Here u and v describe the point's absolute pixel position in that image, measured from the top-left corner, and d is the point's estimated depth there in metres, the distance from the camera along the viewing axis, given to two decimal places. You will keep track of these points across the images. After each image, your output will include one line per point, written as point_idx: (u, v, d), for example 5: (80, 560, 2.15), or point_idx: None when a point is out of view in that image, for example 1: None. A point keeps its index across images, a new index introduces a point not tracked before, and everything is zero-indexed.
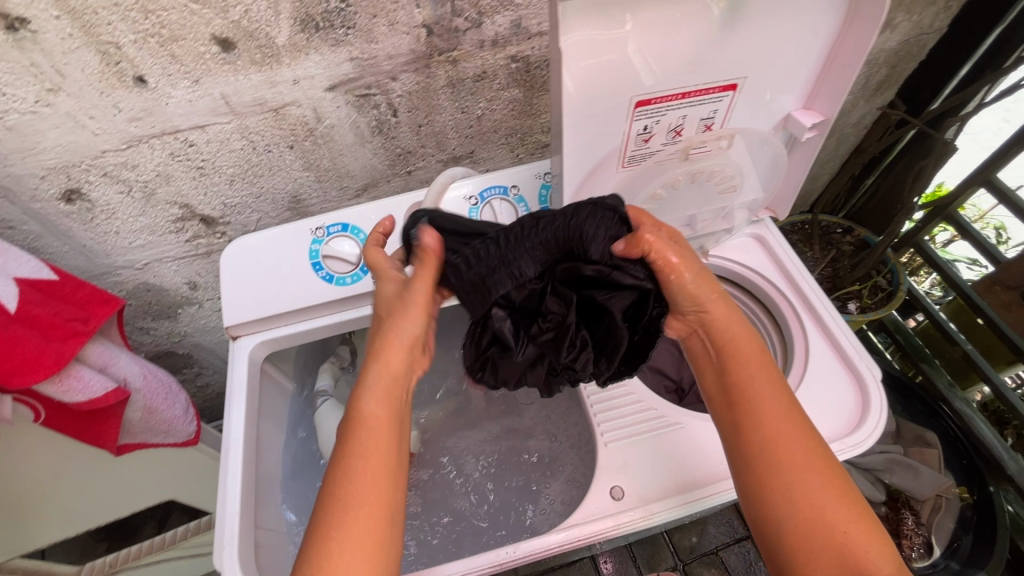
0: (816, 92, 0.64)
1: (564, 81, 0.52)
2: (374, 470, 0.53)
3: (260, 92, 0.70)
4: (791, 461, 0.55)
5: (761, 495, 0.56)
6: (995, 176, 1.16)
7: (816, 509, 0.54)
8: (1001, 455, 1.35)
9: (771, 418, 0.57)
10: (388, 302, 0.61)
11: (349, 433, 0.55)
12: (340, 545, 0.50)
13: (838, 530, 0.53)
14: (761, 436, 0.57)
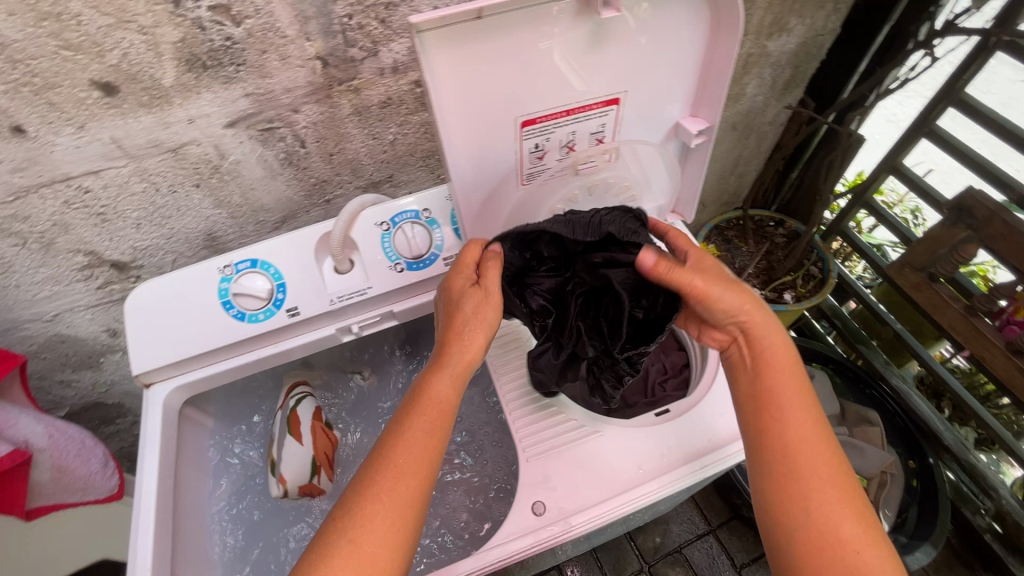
0: (699, 101, 0.67)
1: (439, 109, 0.53)
2: (423, 442, 0.56)
3: (154, 133, 0.69)
4: (814, 470, 0.56)
5: (782, 503, 0.56)
6: (901, 164, 1.21)
7: (831, 521, 0.54)
8: (938, 427, 1.43)
9: (797, 425, 0.59)
10: (466, 293, 0.64)
11: (413, 405, 0.58)
12: (381, 507, 0.51)
13: (849, 547, 0.53)
14: (786, 442, 0.58)
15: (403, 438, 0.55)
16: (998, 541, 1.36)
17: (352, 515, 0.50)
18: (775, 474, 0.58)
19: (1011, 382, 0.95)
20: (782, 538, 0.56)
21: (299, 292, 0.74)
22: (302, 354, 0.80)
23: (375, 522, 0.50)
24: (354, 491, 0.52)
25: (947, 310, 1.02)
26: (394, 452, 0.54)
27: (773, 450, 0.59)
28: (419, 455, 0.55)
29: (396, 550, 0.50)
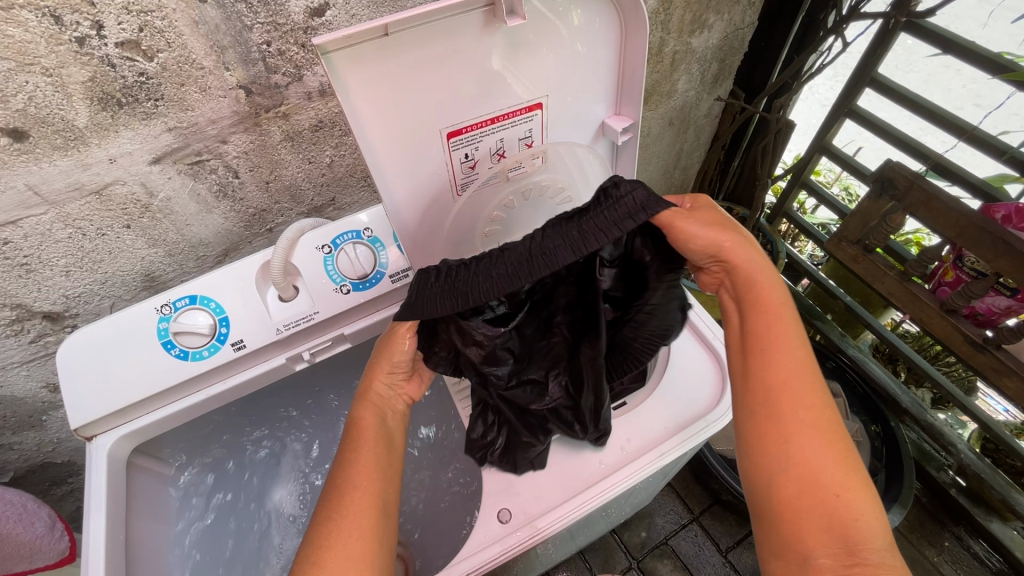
0: (620, 99, 0.69)
1: (360, 128, 0.54)
2: (368, 465, 0.54)
3: (73, 176, 0.67)
4: (799, 414, 0.53)
5: (760, 445, 0.54)
6: (830, 144, 1.27)
7: (810, 466, 0.51)
8: (896, 392, 1.49)
9: (784, 370, 0.55)
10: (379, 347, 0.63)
11: (347, 440, 0.57)
12: (343, 528, 0.50)
13: (834, 493, 0.50)
14: (769, 385, 0.54)
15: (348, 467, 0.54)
16: (963, 495, 1.41)
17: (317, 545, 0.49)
18: (756, 420, 0.54)
19: (948, 340, 1.00)
20: (759, 487, 0.53)
21: (242, 324, 0.72)
22: (253, 388, 0.78)
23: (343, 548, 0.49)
24: (316, 526, 0.50)
25: (884, 278, 1.07)
26: (346, 482, 0.53)
27: (757, 395, 0.55)
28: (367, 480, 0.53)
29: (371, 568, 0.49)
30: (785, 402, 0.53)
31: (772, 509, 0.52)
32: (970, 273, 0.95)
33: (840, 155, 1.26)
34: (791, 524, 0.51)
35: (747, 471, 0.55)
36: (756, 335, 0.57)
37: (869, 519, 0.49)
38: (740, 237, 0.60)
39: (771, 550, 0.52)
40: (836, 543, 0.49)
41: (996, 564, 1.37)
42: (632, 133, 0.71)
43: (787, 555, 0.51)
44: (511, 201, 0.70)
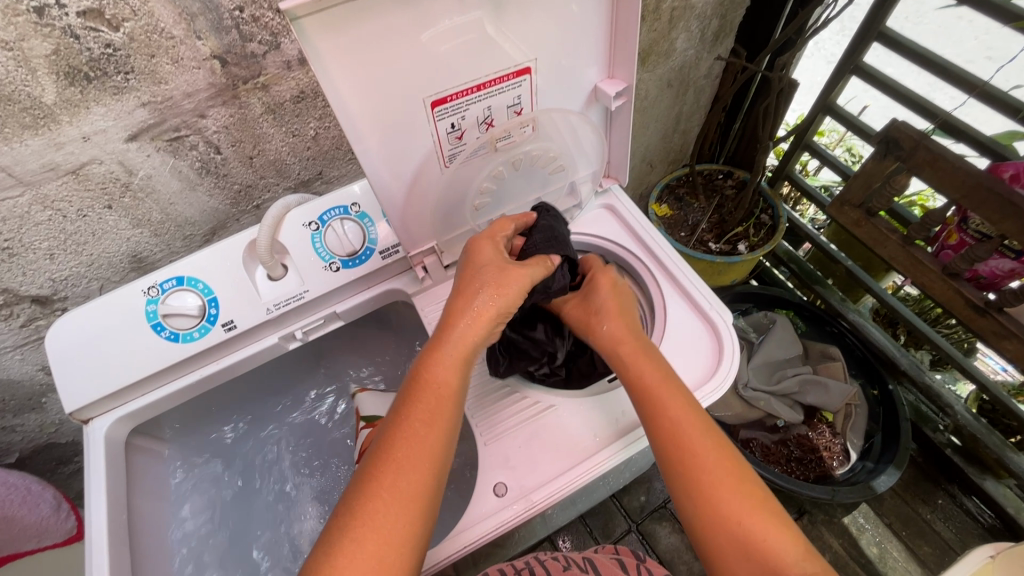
0: (614, 60, 0.65)
1: (338, 98, 0.52)
2: (422, 442, 0.53)
3: (47, 156, 0.64)
4: (709, 465, 0.55)
5: (687, 506, 0.55)
6: (835, 103, 1.23)
7: (731, 516, 0.52)
8: (894, 354, 1.49)
9: (682, 425, 0.58)
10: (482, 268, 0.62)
11: (414, 391, 0.56)
12: (389, 498, 0.49)
13: (762, 539, 0.51)
14: (671, 442, 0.57)
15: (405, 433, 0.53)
16: (958, 454, 1.43)
17: (355, 509, 0.49)
18: (670, 474, 0.57)
19: (950, 304, 0.99)
20: (698, 542, 0.54)
21: (232, 305, 0.71)
22: (246, 368, 0.77)
23: (380, 519, 0.49)
24: (357, 489, 0.50)
25: (886, 242, 1.05)
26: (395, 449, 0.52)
27: (665, 454, 0.57)
28: (419, 454, 0.52)
29: (398, 550, 0.48)
30: (688, 453, 0.56)
31: (706, 552, 0.53)
32: (974, 236, 0.93)
33: (844, 115, 1.22)
34: (721, 562, 0.52)
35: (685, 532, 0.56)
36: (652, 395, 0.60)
37: (795, 555, 0.50)
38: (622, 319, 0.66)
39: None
40: (759, 572, 0.50)
41: (989, 520, 1.40)
42: (627, 97, 0.68)
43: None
44: (500, 172, 0.67)
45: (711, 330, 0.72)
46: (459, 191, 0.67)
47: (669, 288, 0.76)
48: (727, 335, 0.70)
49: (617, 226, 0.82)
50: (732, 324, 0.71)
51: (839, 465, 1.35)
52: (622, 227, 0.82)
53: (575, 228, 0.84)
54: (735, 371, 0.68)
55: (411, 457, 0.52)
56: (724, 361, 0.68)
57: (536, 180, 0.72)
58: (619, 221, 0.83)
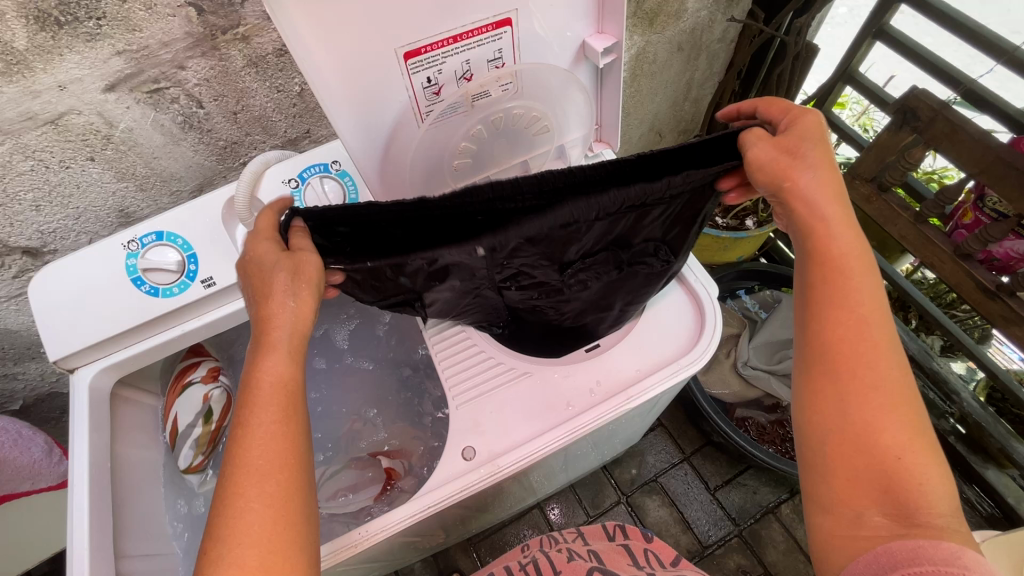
0: (604, 13, 0.62)
1: (300, 45, 0.49)
2: (278, 437, 0.48)
3: (23, 105, 0.64)
4: (877, 371, 0.52)
5: (817, 401, 0.54)
6: (856, 71, 1.16)
7: (874, 426, 0.51)
8: (903, 338, 1.45)
9: (861, 337, 0.53)
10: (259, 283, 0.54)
11: (247, 396, 0.50)
12: (258, 490, 0.46)
13: (897, 458, 0.50)
14: (847, 354, 0.53)
15: (254, 422, 0.48)
16: (961, 442, 1.40)
17: (224, 507, 0.46)
18: (823, 386, 0.54)
19: (959, 287, 0.94)
20: (812, 437, 0.54)
21: (211, 261, 0.71)
22: (229, 324, 0.78)
23: (252, 520, 0.45)
24: (221, 498, 0.46)
25: (897, 220, 0.99)
26: (252, 457, 0.47)
27: (823, 365, 0.55)
28: (277, 445, 0.48)
29: (292, 527, 0.46)
30: (859, 370, 0.53)
31: (824, 466, 0.53)
32: (990, 215, 0.88)
33: (865, 84, 1.15)
34: (841, 483, 0.51)
35: (800, 425, 0.56)
36: (844, 301, 0.55)
37: (935, 484, 0.49)
38: (820, 174, 0.57)
39: (819, 508, 0.53)
40: (882, 482, 0.49)
41: (987, 509, 1.38)
42: (617, 54, 0.64)
43: (839, 514, 0.51)
44: (480, 130, 0.65)
45: (694, 303, 0.70)
46: (437, 149, 0.65)
47: None
48: (710, 308, 0.68)
49: None
50: (717, 297, 0.68)
51: None
52: None
53: None
54: (716, 343, 0.66)
55: (269, 445, 0.48)
56: (705, 334, 0.66)
57: (520, 141, 0.69)
58: None
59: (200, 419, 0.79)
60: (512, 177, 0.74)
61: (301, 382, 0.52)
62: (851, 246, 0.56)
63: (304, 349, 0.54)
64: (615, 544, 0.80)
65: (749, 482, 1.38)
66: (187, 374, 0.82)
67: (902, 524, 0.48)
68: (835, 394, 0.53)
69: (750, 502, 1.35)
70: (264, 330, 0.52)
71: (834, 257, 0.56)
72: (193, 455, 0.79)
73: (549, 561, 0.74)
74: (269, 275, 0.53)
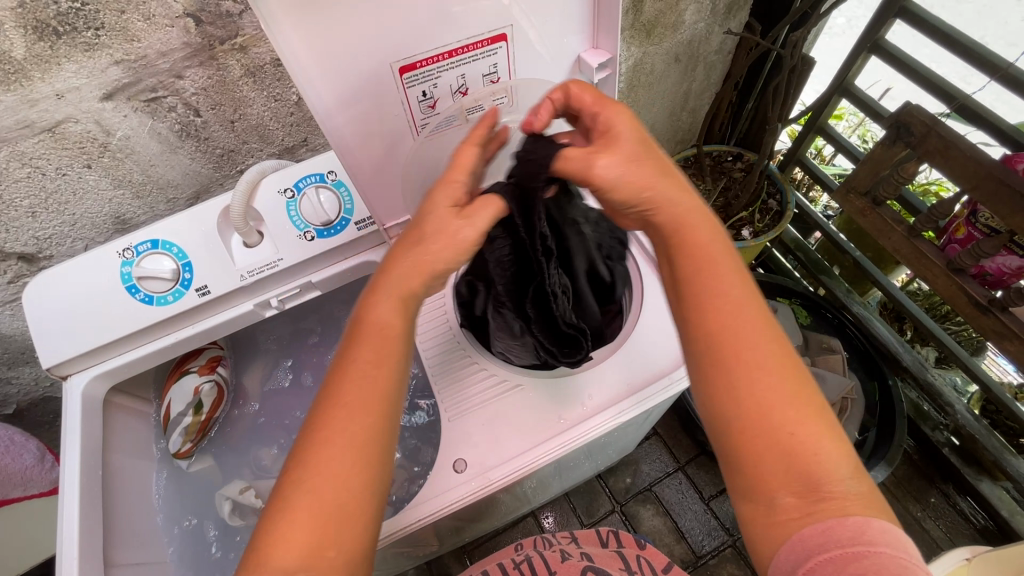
0: (598, 30, 0.62)
1: (296, 60, 0.49)
2: (358, 431, 0.48)
3: (20, 113, 0.64)
4: (761, 334, 0.49)
5: (712, 371, 0.49)
6: (852, 84, 1.16)
7: (765, 395, 0.47)
8: (898, 349, 1.46)
9: (733, 314, 0.50)
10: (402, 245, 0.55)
11: (335, 382, 0.49)
12: (323, 482, 0.45)
13: (792, 433, 0.46)
14: (734, 330, 0.49)
15: (351, 377, 0.49)
16: (956, 454, 1.40)
17: (306, 462, 0.46)
18: (717, 365, 0.49)
19: (952, 301, 0.95)
20: (715, 417, 0.49)
21: (206, 270, 0.71)
22: (224, 332, 0.78)
23: (313, 509, 0.45)
24: (289, 479, 0.46)
25: (891, 234, 1.00)
26: (327, 446, 0.46)
27: (711, 345, 0.50)
28: (357, 435, 0.47)
29: (352, 522, 0.46)
30: (736, 348, 0.49)
31: (731, 452, 0.48)
32: (983, 230, 0.89)
33: (860, 97, 1.15)
34: (753, 465, 0.47)
35: (702, 406, 0.51)
36: (701, 284, 0.51)
37: (839, 460, 0.45)
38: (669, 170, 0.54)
39: (740, 494, 0.48)
40: (786, 458, 0.45)
41: (981, 521, 1.38)
42: (611, 69, 0.65)
43: (753, 497, 0.47)
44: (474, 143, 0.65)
45: None
46: (432, 162, 0.65)
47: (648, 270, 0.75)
48: None
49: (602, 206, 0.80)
50: None
51: None
52: None
53: (559, 205, 0.82)
54: None
55: (355, 402, 0.48)
56: None
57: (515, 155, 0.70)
58: None
59: (189, 409, 0.80)
60: None
61: (396, 370, 0.51)
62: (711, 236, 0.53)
63: (405, 337, 0.52)
64: (610, 550, 0.78)
65: None
66: (188, 363, 0.83)
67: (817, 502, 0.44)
68: (729, 373, 0.48)
69: None
70: (366, 311, 0.52)
71: (693, 249, 0.53)
72: (182, 442, 0.80)
73: (544, 561, 0.75)
74: (428, 223, 0.54)
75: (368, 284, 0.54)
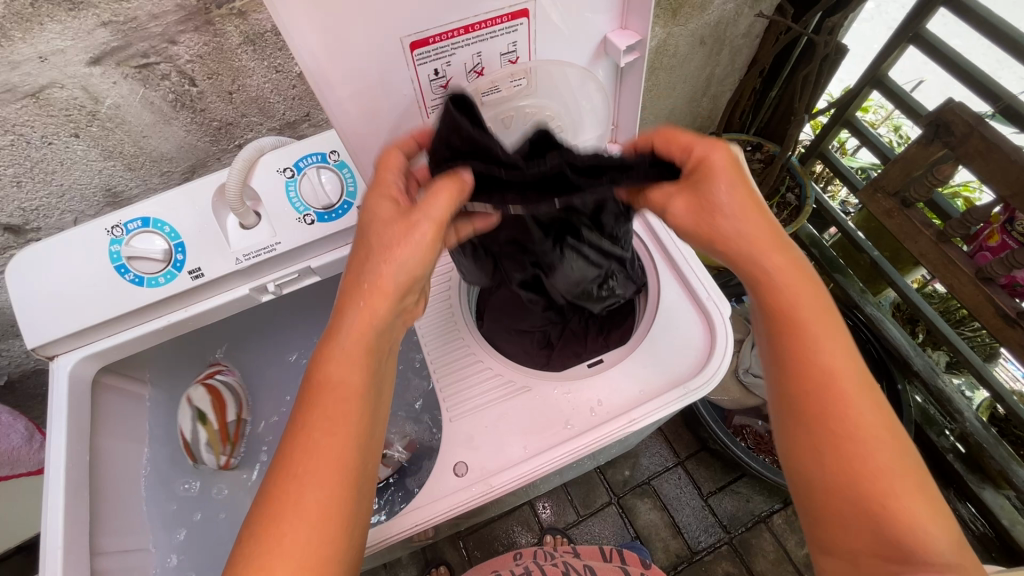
0: (629, 9, 0.57)
1: (295, 29, 0.45)
2: (325, 480, 0.45)
3: (2, 76, 0.60)
4: (855, 406, 0.49)
5: (802, 435, 0.50)
6: (885, 75, 1.10)
7: (857, 466, 0.47)
8: (909, 353, 1.42)
9: (833, 360, 0.51)
10: (378, 223, 0.52)
11: (298, 431, 0.47)
12: (292, 540, 0.43)
13: (883, 501, 0.46)
14: (833, 383, 0.50)
15: (308, 447, 0.46)
16: (960, 460, 1.38)
17: (259, 540, 0.43)
18: (810, 410, 0.50)
19: (977, 311, 0.91)
20: (799, 473, 0.51)
21: (199, 251, 0.67)
22: (218, 317, 0.74)
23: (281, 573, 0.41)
24: (253, 536, 0.43)
25: (917, 237, 0.95)
26: (290, 505, 0.43)
27: (812, 386, 0.50)
28: (326, 491, 0.44)
29: None
30: (839, 398, 0.49)
31: (817, 508, 0.49)
32: (1018, 240, 0.84)
33: (894, 90, 1.09)
34: (837, 523, 0.48)
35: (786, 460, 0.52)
36: (795, 334, 0.52)
37: (929, 524, 0.45)
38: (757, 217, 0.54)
39: (819, 547, 0.50)
40: (876, 522, 0.46)
41: (980, 528, 1.36)
42: (639, 53, 0.60)
43: (835, 553, 0.49)
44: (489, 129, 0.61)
45: (704, 322, 0.66)
46: None
47: (665, 267, 0.71)
48: (721, 327, 0.65)
49: None
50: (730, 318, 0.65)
51: None
52: None
53: None
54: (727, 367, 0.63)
55: (317, 477, 0.45)
56: (715, 356, 0.63)
57: None
58: None
59: (196, 421, 0.80)
60: None
61: (362, 401, 0.48)
62: (803, 292, 0.53)
63: (373, 361, 0.50)
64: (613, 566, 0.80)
65: (743, 489, 1.37)
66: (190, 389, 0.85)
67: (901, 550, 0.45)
68: (820, 419, 0.49)
69: (742, 510, 1.34)
70: (338, 334, 0.50)
71: (784, 304, 0.53)
72: (214, 457, 0.81)
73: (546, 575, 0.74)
74: (378, 232, 0.52)
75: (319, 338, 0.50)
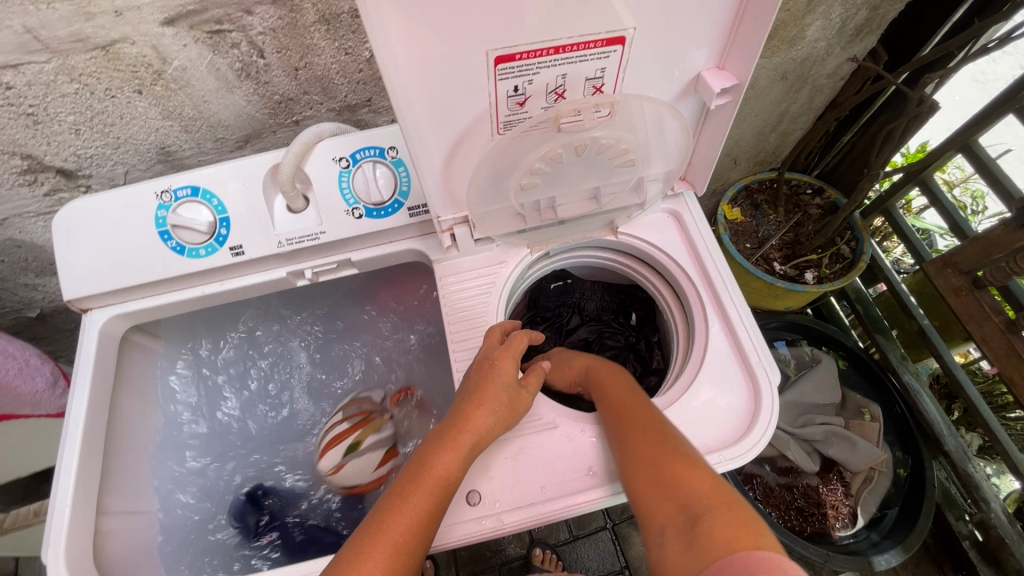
0: (730, 50, 0.53)
1: (379, 30, 0.42)
2: None
3: (75, 25, 0.58)
4: (652, 437, 0.53)
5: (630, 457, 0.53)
6: (975, 141, 1.03)
7: (670, 466, 0.49)
8: (942, 430, 1.35)
9: (635, 407, 0.57)
10: (487, 379, 0.58)
11: (356, 545, 0.46)
12: None
13: (685, 493, 0.46)
14: (642, 419, 0.55)
15: None
16: (975, 549, 1.31)
17: None
18: (632, 443, 0.53)
19: None
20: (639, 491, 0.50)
21: (243, 228, 0.66)
22: (251, 294, 0.73)
23: None
24: None
25: (984, 322, 0.89)
26: None
27: (621, 417, 0.57)
28: None
29: None
30: (649, 427, 0.54)
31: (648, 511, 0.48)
32: None
33: (982, 158, 1.02)
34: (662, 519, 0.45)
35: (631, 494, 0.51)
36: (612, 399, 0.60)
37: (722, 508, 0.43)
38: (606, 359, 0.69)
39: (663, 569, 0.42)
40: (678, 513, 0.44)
41: None
42: (732, 96, 0.56)
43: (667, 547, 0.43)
44: (559, 153, 0.58)
45: (750, 386, 0.63)
46: (505, 165, 0.58)
47: (715, 317, 0.68)
48: (767, 396, 0.61)
49: (678, 238, 0.73)
50: (777, 386, 0.62)
51: (841, 527, 1.24)
52: (683, 240, 0.73)
53: (631, 227, 0.74)
54: (768, 438, 0.60)
55: None
56: (757, 427, 0.60)
57: (599, 169, 0.62)
58: (682, 232, 0.73)
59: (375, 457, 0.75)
60: (578, 203, 0.67)
61: (425, 542, 0.48)
62: (618, 384, 0.62)
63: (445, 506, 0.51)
64: None
65: None
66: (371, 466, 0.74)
67: (704, 542, 0.40)
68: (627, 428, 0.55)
69: None
70: (424, 471, 0.51)
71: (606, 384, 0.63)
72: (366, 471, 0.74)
73: None
74: (495, 388, 0.57)
75: (404, 471, 0.52)
